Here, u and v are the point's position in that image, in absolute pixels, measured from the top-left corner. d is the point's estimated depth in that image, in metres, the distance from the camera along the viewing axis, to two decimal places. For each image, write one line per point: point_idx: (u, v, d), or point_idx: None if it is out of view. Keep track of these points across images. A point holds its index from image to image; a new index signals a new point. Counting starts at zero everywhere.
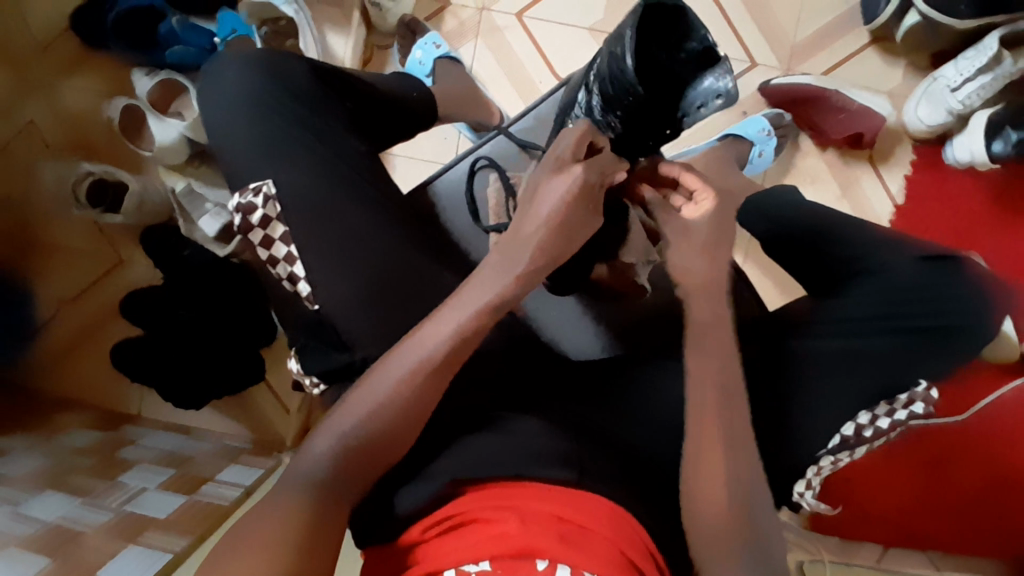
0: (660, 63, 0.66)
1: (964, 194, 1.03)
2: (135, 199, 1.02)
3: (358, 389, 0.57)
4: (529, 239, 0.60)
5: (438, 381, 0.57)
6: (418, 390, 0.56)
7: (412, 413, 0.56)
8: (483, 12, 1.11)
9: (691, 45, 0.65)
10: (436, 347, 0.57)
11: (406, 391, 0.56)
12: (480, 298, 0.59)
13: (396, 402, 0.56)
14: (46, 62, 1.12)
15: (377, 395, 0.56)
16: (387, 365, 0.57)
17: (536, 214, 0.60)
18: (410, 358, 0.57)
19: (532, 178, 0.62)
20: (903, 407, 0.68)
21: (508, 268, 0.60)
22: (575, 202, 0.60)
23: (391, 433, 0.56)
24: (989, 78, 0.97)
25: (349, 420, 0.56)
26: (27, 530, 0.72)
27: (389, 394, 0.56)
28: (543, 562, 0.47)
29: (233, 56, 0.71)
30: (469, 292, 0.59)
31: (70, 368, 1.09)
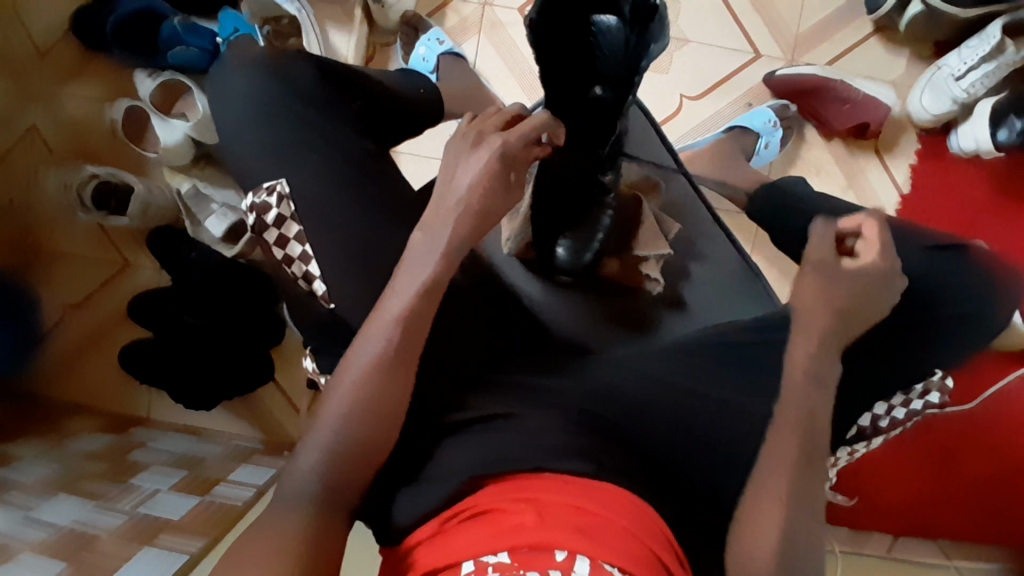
0: None
1: (969, 183, 1.03)
2: (139, 203, 1.01)
3: (324, 402, 0.57)
4: (449, 211, 0.62)
5: (395, 375, 0.58)
6: (375, 390, 0.57)
7: (384, 405, 0.57)
8: (485, 8, 1.10)
9: None
10: (382, 343, 0.58)
11: (366, 391, 0.57)
12: (414, 276, 0.60)
13: (363, 398, 0.56)
14: (47, 66, 1.11)
15: (348, 393, 0.57)
16: (351, 366, 0.57)
17: (454, 196, 0.63)
18: (361, 359, 0.57)
19: (447, 153, 0.65)
20: (918, 397, 0.70)
21: (435, 243, 0.61)
22: (489, 179, 0.62)
23: (375, 430, 0.57)
24: (992, 67, 0.97)
25: (326, 432, 0.56)
26: (41, 535, 0.72)
27: (357, 390, 0.57)
28: (560, 554, 0.46)
29: (241, 56, 0.70)
30: (402, 278, 0.60)
31: (78, 373, 1.09)
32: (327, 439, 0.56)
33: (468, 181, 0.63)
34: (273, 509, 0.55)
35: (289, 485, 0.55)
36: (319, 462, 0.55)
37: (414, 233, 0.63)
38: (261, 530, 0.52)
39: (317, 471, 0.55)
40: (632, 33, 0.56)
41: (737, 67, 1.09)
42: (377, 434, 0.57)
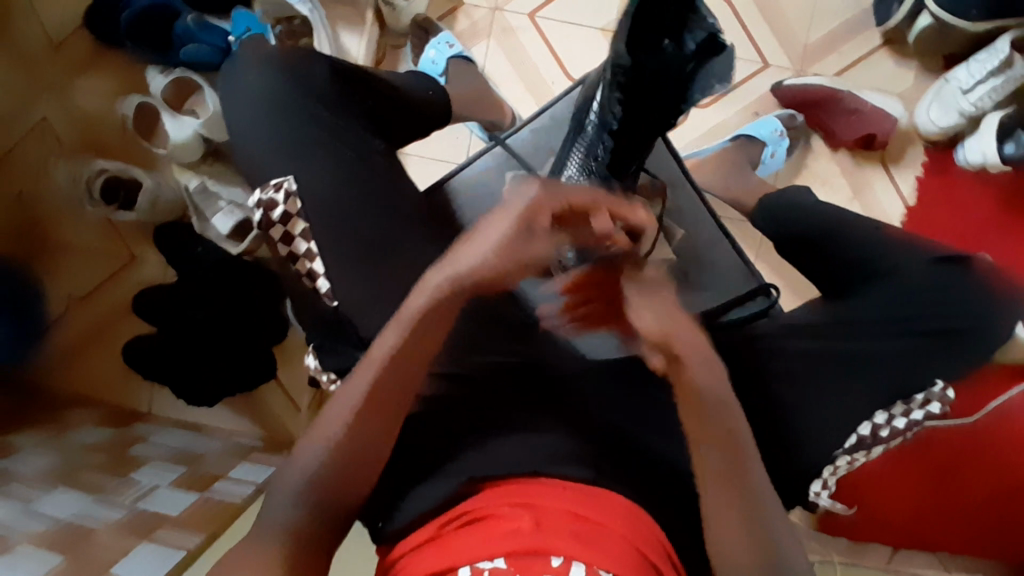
0: (669, 56, 0.63)
1: (974, 198, 1.04)
2: (149, 196, 1.03)
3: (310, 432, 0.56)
4: (464, 262, 0.55)
5: (388, 408, 0.56)
6: (361, 425, 0.55)
7: (380, 432, 0.55)
8: (496, 13, 1.11)
9: (695, 35, 0.64)
10: (371, 378, 0.55)
11: (354, 427, 0.55)
12: (412, 311, 0.56)
13: (360, 422, 0.55)
14: (60, 61, 1.12)
15: (344, 417, 0.55)
16: (345, 393, 0.55)
17: (472, 252, 0.54)
18: (350, 395, 0.55)
19: (511, 197, 0.55)
20: (919, 407, 0.67)
21: (435, 279, 0.56)
22: (514, 231, 0.53)
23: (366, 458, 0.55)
24: (1000, 81, 0.98)
25: (312, 459, 0.55)
26: (40, 526, 0.72)
27: (353, 415, 0.55)
28: (557, 559, 0.47)
29: (252, 54, 0.71)
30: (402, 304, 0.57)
31: (81, 365, 1.10)
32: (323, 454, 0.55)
33: (488, 245, 0.54)
34: (271, 505, 0.55)
35: (287, 482, 0.55)
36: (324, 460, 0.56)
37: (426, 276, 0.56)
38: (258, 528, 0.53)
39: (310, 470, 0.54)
40: (690, 63, 0.65)
41: (745, 76, 1.10)
42: (371, 450, 0.56)
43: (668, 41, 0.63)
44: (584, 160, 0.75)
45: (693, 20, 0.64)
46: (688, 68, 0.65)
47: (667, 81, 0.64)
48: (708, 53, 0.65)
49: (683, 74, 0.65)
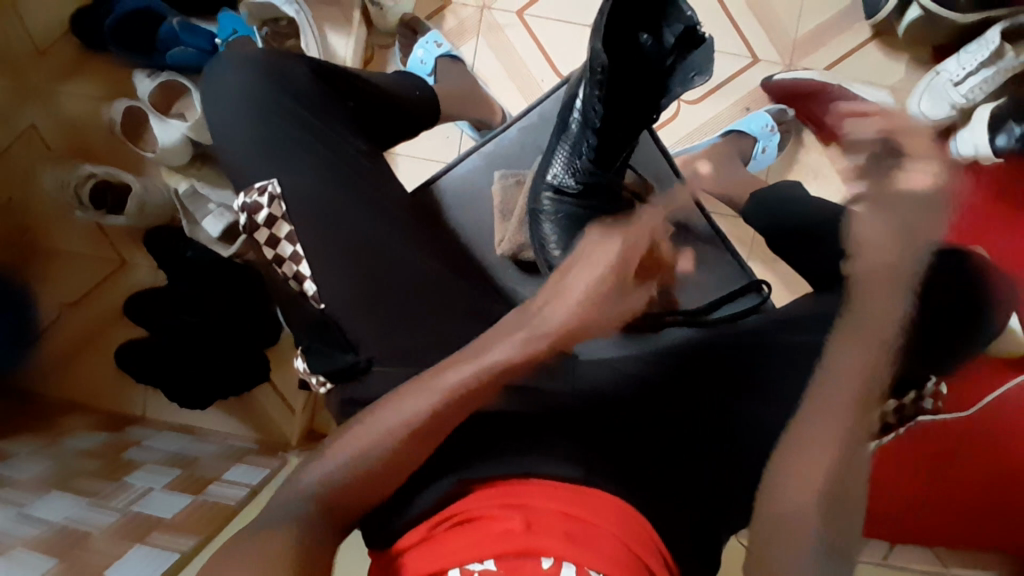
0: (646, 46, 0.68)
1: (970, 190, 1.01)
2: (137, 201, 1.01)
3: (349, 433, 0.55)
4: (554, 316, 0.56)
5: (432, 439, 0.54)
6: (404, 449, 0.53)
7: (417, 453, 0.54)
8: (483, 11, 1.11)
9: (676, 27, 0.67)
10: (433, 403, 0.53)
11: (385, 449, 0.53)
12: (493, 355, 0.55)
13: (390, 448, 0.53)
14: (46, 66, 1.11)
15: (381, 432, 0.53)
16: (394, 410, 0.54)
17: (568, 301, 0.56)
18: (403, 410, 0.54)
19: (592, 251, 0.60)
20: (913, 402, 0.70)
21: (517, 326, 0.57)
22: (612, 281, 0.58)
23: (381, 484, 0.54)
24: (992, 71, 0.97)
25: (330, 463, 0.53)
26: (33, 531, 0.72)
27: (391, 435, 0.53)
28: (547, 560, 0.47)
29: (235, 57, 0.70)
30: (482, 348, 0.56)
31: (73, 371, 1.09)
32: (345, 457, 0.53)
33: (575, 299, 0.56)
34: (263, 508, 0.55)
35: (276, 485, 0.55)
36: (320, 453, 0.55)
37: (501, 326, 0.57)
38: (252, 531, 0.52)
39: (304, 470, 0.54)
40: (670, 56, 0.68)
41: (735, 71, 1.09)
42: (396, 470, 0.54)
43: (645, 36, 0.67)
44: (570, 158, 0.74)
45: (670, 15, 0.68)
46: (669, 61, 0.68)
47: (648, 71, 0.68)
48: (687, 44, 0.68)
49: (663, 67, 0.69)
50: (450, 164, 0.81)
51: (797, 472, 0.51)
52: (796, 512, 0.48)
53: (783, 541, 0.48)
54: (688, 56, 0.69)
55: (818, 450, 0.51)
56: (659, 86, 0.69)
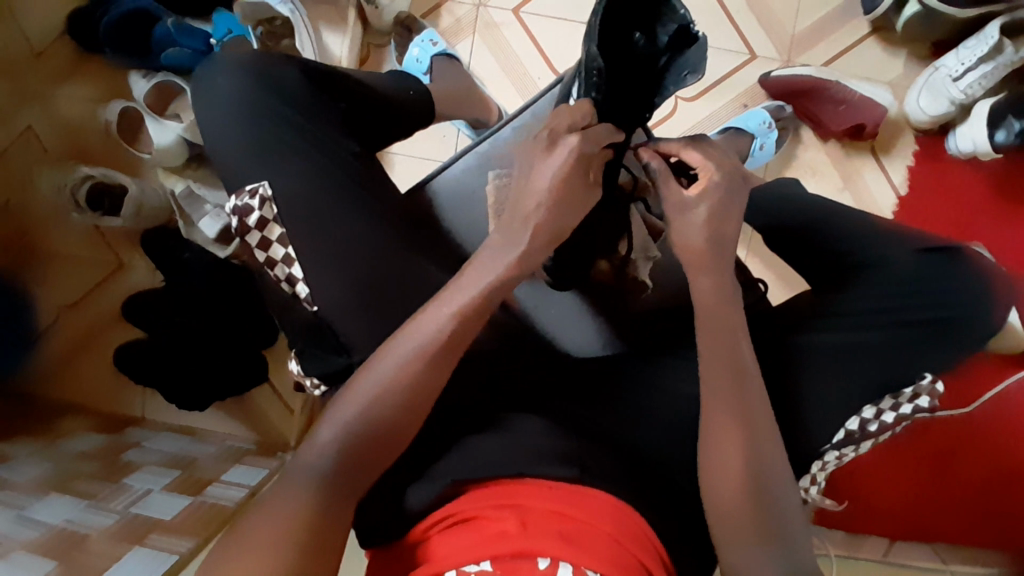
0: (639, 46, 0.67)
1: (970, 186, 1.02)
2: (134, 203, 1.02)
3: (352, 385, 0.57)
4: (524, 218, 0.61)
5: (435, 375, 0.57)
6: (412, 386, 0.57)
7: (401, 409, 0.56)
8: (479, 9, 1.10)
9: (669, 27, 0.66)
10: (435, 332, 0.57)
11: (395, 391, 0.56)
12: (454, 302, 0.58)
13: (370, 409, 0.56)
14: (41, 68, 1.11)
15: (360, 399, 0.56)
16: (368, 376, 0.57)
17: (532, 195, 0.61)
18: (408, 345, 0.57)
19: (522, 154, 0.64)
20: (906, 401, 0.67)
21: (504, 252, 0.61)
22: (569, 171, 0.61)
23: (393, 429, 0.56)
24: (991, 67, 0.96)
25: (340, 421, 0.56)
26: (32, 533, 0.72)
27: (369, 398, 0.56)
28: (543, 561, 0.47)
29: (227, 58, 0.70)
30: (466, 278, 0.60)
31: (72, 373, 1.09)
32: (355, 410, 0.56)
33: (540, 204, 0.61)
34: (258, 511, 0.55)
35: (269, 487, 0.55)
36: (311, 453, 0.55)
37: (458, 282, 0.60)
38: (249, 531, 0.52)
39: (309, 462, 0.55)
40: (663, 56, 0.67)
41: (732, 67, 1.09)
42: (394, 434, 0.56)
43: (638, 35, 0.66)
44: None
45: (666, 13, 0.66)
46: (662, 61, 0.67)
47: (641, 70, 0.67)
48: (683, 42, 0.66)
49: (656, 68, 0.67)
50: (445, 165, 0.80)
51: (718, 468, 0.56)
52: (732, 503, 0.55)
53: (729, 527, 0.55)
54: (683, 56, 0.66)
55: (735, 446, 0.56)
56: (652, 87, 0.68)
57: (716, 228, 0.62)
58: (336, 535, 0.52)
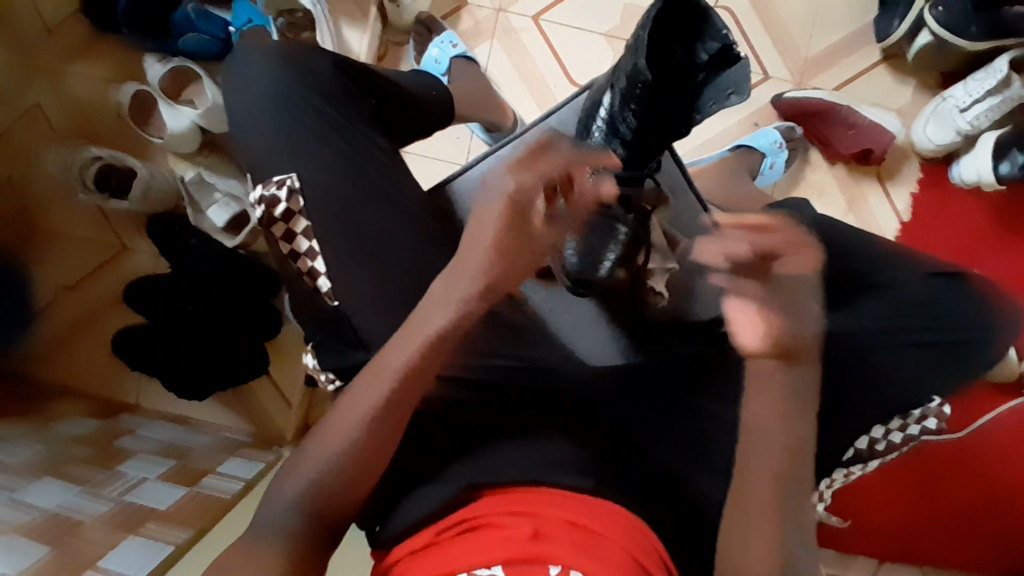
0: (676, 59, 0.69)
1: (971, 213, 1.05)
2: (142, 185, 1.00)
3: (334, 418, 0.56)
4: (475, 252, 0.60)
5: (406, 404, 0.57)
6: (388, 416, 0.56)
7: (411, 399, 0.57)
8: (499, 14, 1.11)
9: (711, 45, 0.67)
10: (402, 363, 0.57)
11: (360, 433, 0.55)
12: (429, 327, 0.58)
13: (402, 387, 0.56)
14: (53, 44, 1.09)
15: (332, 443, 0.55)
16: (343, 413, 0.56)
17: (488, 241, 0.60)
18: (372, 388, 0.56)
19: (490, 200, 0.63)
20: (916, 422, 0.70)
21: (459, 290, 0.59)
22: (502, 222, 0.60)
23: (367, 466, 0.55)
24: (997, 100, 0.98)
25: (318, 462, 0.54)
26: (24, 518, 0.71)
27: (342, 438, 0.55)
28: (555, 568, 0.46)
29: (257, 49, 0.70)
30: (425, 316, 0.58)
31: (65, 355, 1.08)
32: (333, 451, 0.54)
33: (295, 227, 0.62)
34: (267, 500, 0.54)
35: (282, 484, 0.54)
36: (296, 471, 0.54)
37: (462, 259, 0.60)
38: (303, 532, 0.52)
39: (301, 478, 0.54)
40: (702, 71, 0.68)
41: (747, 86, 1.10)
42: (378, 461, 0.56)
43: (679, 49, 0.69)
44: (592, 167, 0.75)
45: (709, 30, 0.67)
46: (699, 78, 0.69)
47: (680, 82, 0.69)
48: (721, 62, 0.67)
49: (694, 84, 0.69)
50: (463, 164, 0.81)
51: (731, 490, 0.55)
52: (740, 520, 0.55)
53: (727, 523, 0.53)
54: (725, 74, 0.68)
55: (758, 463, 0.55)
56: (690, 101, 0.70)
57: (766, 323, 0.55)
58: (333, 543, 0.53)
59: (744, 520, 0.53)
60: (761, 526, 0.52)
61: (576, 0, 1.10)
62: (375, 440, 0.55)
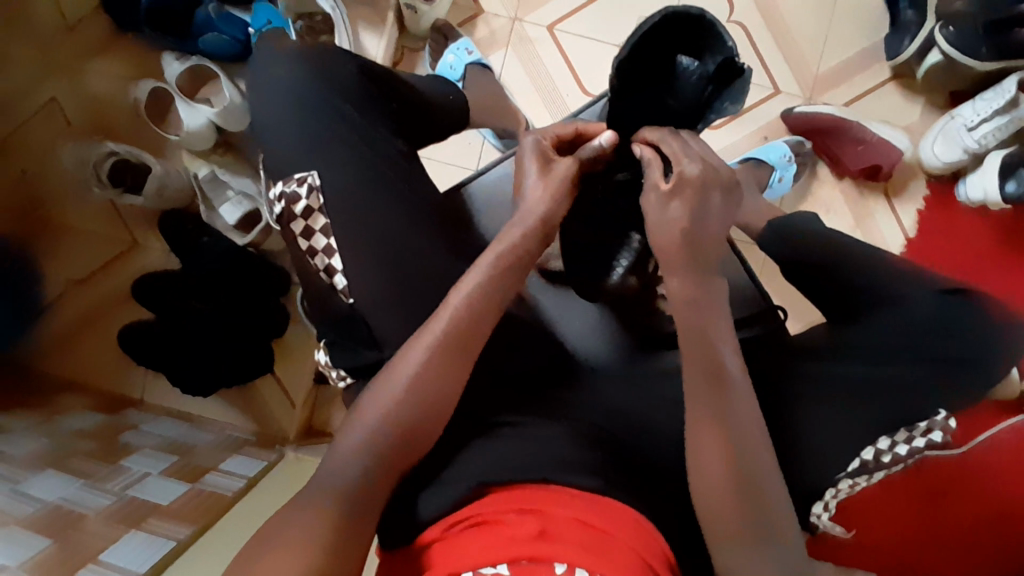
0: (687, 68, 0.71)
1: (976, 232, 1.06)
2: (156, 183, 1.01)
3: (379, 386, 0.58)
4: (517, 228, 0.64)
5: (455, 370, 0.59)
6: (435, 380, 0.58)
7: (449, 370, 0.58)
8: (514, 23, 1.12)
9: (717, 56, 0.69)
10: (448, 325, 0.59)
11: (407, 402, 0.57)
12: (471, 292, 0.60)
13: (435, 361, 0.58)
14: (73, 40, 1.11)
15: (375, 415, 0.56)
16: (390, 377, 0.58)
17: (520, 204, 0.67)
18: (421, 349, 0.58)
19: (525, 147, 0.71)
20: (921, 435, 0.69)
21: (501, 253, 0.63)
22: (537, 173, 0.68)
23: (411, 440, 0.57)
24: (1005, 120, 1.00)
25: (357, 432, 0.56)
26: (28, 510, 0.71)
27: (388, 406, 0.57)
28: (560, 566, 0.46)
29: (281, 49, 0.71)
30: (472, 280, 0.61)
31: (72, 349, 1.08)
32: (375, 419, 0.56)
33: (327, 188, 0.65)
34: None
35: None
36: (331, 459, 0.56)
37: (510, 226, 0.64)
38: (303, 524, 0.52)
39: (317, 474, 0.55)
40: (709, 85, 0.70)
41: (757, 100, 1.12)
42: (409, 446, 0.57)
43: (689, 61, 0.71)
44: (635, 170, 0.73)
45: (715, 43, 0.70)
46: (707, 91, 0.71)
47: (684, 94, 0.72)
48: (726, 76, 0.69)
49: (702, 95, 0.71)
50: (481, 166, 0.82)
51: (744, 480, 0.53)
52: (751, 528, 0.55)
53: (733, 528, 0.52)
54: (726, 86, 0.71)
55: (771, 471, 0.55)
56: (697, 112, 0.73)
57: (694, 224, 0.61)
58: (361, 537, 0.52)
59: (750, 528, 0.52)
60: (773, 536, 0.52)
61: (590, 11, 1.12)
62: (408, 421, 0.56)
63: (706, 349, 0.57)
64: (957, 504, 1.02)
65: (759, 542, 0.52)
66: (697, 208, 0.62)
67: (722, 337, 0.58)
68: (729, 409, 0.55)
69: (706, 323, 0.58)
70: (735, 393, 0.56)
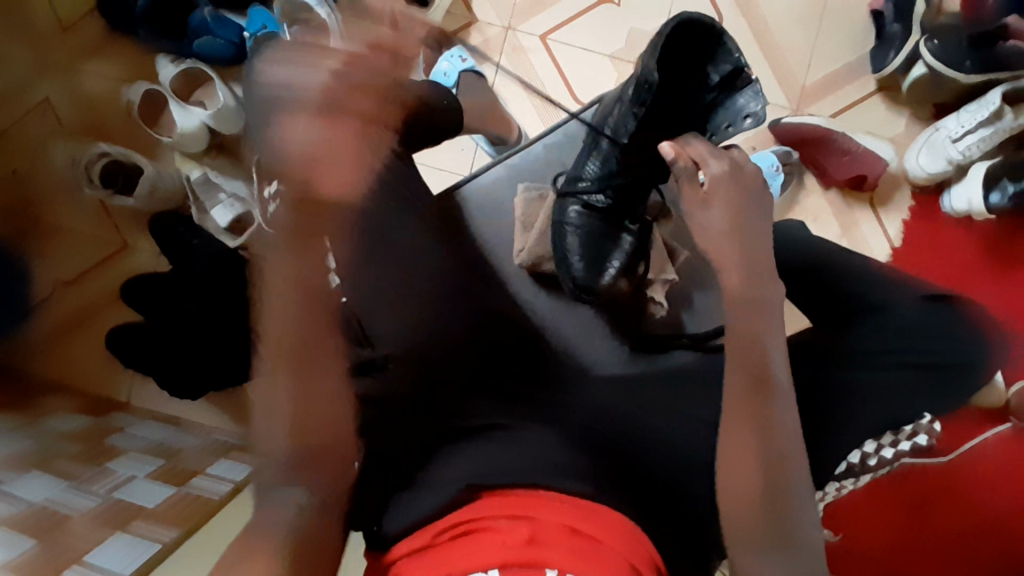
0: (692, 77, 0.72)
1: (961, 242, 1.08)
2: (148, 184, 1.02)
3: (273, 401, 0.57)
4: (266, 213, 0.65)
5: (310, 370, 0.57)
6: (291, 383, 0.56)
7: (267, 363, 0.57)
8: (508, 32, 1.14)
9: (723, 66, 0.70)
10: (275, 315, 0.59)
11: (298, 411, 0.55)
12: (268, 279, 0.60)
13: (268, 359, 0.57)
14: (65, 42, 1.11)
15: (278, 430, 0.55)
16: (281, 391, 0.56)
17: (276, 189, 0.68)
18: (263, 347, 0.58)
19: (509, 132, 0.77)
20: (907, 438, 0.73)
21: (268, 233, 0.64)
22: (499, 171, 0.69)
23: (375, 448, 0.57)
24: (989, 131, 1.03)
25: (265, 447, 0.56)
26: (11, 510, 0.70)
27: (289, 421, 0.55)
28: (551, 572, 0.45)
29: (277, 51, 0.71)
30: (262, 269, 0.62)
31: (60, 351, 1.07)
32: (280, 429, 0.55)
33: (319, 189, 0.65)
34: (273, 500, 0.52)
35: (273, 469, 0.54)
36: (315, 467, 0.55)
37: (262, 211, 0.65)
38: (301, 516, 0.53)
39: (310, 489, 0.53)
40: (712, 93, 0.72)
41: None
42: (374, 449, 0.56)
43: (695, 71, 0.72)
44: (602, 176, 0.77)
45: (721, 54, 0.70)
46: (709, 98, 0.72)
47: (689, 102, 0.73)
48: (730, 86, 0.72)
49: (702, 104, 0.73)
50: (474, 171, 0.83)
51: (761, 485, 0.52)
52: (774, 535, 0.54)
53: (745, 533, 0.52)
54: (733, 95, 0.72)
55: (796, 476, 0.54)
56: (699, 121, 0.74)
57: (740, 221, 0.63)
58: None
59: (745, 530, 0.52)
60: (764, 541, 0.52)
61: (583, 21, 1.13)
62: (305, 433, 0.55)
63: (752, 348, 0.56)
64: (944, 513, 1.03)
65: (748, 545, 0.52)
66: (737, 205, 0.64)
67: (771, 339, 0.57)
68: (766, 411, 0.54)
69: (757, 326, 0.57)
70: (776, 396, 0.55)
